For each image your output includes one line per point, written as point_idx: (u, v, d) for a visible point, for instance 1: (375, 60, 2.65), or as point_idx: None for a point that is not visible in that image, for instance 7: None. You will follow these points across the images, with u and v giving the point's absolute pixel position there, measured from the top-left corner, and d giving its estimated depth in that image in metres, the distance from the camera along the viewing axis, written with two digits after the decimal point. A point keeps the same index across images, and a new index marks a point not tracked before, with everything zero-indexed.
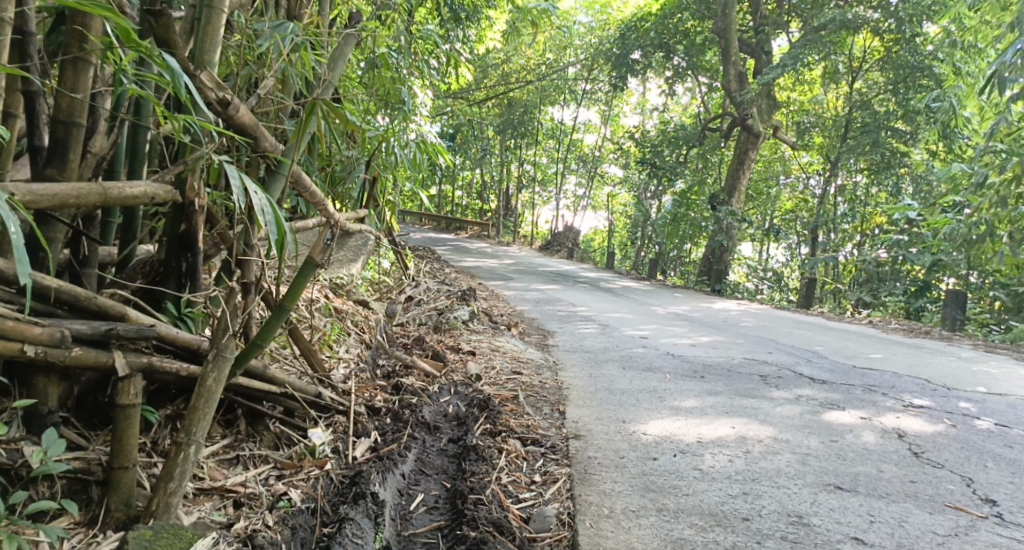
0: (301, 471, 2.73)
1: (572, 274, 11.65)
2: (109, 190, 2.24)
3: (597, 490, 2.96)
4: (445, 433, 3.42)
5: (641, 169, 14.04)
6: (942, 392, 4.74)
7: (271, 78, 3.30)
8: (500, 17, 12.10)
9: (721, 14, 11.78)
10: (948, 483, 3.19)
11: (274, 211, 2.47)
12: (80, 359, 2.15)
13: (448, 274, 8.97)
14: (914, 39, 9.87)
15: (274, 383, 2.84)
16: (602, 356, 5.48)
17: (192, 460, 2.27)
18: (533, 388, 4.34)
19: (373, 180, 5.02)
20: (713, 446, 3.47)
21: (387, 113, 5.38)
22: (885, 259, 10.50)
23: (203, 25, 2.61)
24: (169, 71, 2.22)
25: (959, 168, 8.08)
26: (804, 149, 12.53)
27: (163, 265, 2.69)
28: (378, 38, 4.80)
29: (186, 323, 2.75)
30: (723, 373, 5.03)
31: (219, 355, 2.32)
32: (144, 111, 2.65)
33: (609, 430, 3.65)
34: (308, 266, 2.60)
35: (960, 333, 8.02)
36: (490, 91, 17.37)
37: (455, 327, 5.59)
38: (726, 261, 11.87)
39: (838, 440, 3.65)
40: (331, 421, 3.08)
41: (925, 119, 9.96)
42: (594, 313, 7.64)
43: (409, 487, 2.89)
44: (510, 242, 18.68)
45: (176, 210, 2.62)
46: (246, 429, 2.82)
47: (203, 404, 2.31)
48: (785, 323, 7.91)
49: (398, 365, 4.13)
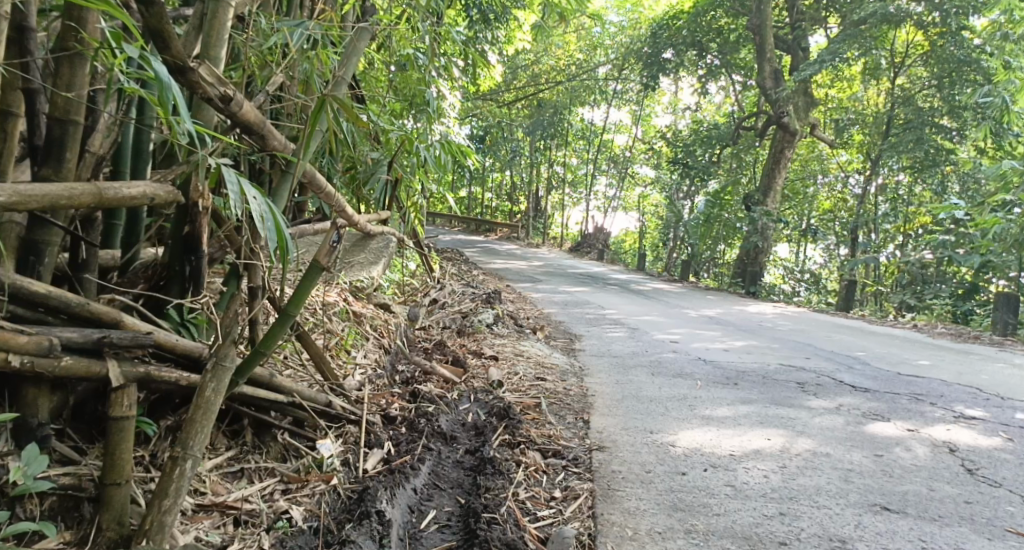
0: (307, 486, 2.60)
1: (601, 276, 11.47)
2: (104, 190, 2.13)
3: (621, 509, 2.81)
4: (462, 443, 3.28)
5: (674, 169, 13.82)
6: (995, 402, 4.51)
7: (282, 74, 3.12)
8: (529, 17, 11.94)
9: (755, 10, 11.48)
10: (1006, 504, 2.99)
11: (274, 217, 2.36)
12: (70, 369, 2.04)
13: (476, 276, 8.85)
14: (961, 33, 9.59)
15: (281, 392, 2.72)
16: (631, 361, 5.30)
17: (189, 475, 2.14)
18: (557, 395, 4.19)
19: (396, 182, 4.91)
20: (748, 461, 3.29)
21: (416, 115, 5.27)
22: (930, 260, 10.21)
23: (208, 20, 2.51)
24: (158, 80, 2.12)
25: (1010, 166, 7.75)
26: (843, 147, 12.20)
27: (167, 268, 2.58)
28: (402, 38, 4.67)
29: (189, 329, 2.64)
30: (757, 380, 4.82)
31: (218, 364, 2.21)
32: (148, 110, 2.56)
33: (636, 441, 3.49)
34: (313, 271, 2.48)
35: (1011, 337, 7.72)
36: (521, 92, 17.20)
37: (479, 330, 5.46)
38: (761, 263, 11.62)
39: (884, 455, 3.44)
40: (342, 431, 2.95)
41: (973, 115, 9.60)
42: (624, 316, 7.46)
43: (421, 503, 2.76)
44: (540, 243, 18.53)
45: (180, 211, 2.51)
46: (253, 440, 2.70)
47: (202, 416, 2.19)
48: (824, 327, 7.66)
49: (417, 371, 3.98)
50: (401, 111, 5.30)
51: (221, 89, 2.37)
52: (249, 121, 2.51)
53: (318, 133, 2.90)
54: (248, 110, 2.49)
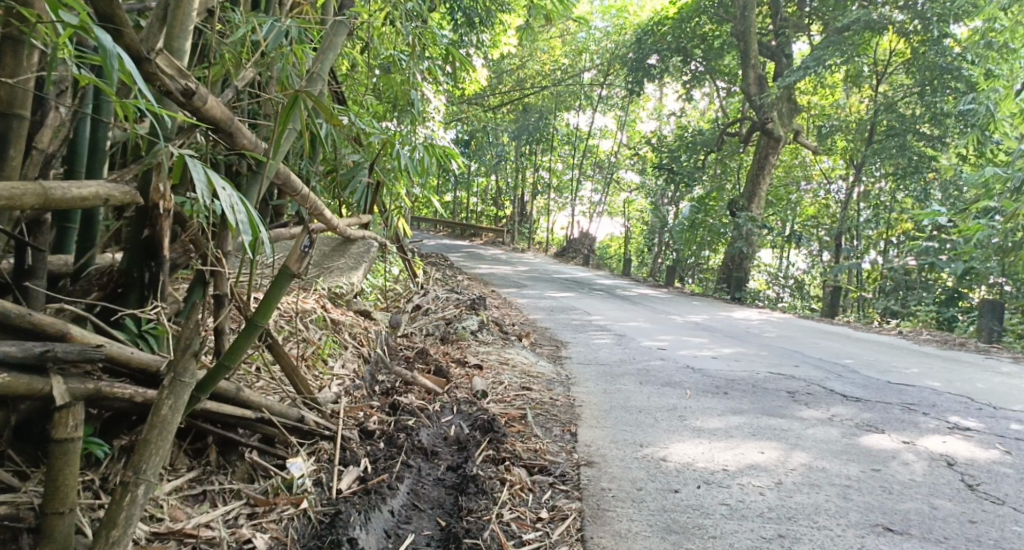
0: (275, 510, 2.43)
1: (587, 282, 11.30)
2: (50, 190, 1.94)
3: (612, 531, 2.66)
4: (444, 459, 3.11)
5: (659, 175, 13.66)
6: (988, 412, 4.39)
7: (252, 71, 2.92)
8: (513, 21, 11.75)
9: (740, 17, 11.37)
10: (1012, 524, 2.85)
11: (247, 210, 2.19)
12: (9, 387, 1.85)
13: (460, 282, 8.67)
14: (943, 40, 9.53)
15: (249, 407, 2.55)
16: (618, 369, 5.14)
17: (141, 502, 1.97)
18: (544, 406, 4.03)
19: (377, 185, 4.68)
20: (743, 477, 3.14)
21: (398, 117, 5.08)
22: (913, 266, 10.12)
23: (171, 10, 2.26)
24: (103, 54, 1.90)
25: (993, 174, 7.68)
26: (826, 153, 12.11)
27: (123, 275, 2.39)
28: (384, 39, 4.47)
29: (148, 341, 2.47)
30: (748, 389, 4.68)
31: (175, 381, 2.05)
32: (105, 107, 2.36)
33: (626, 456, 3.33)
34: (283, 277, 2.32)
35: (997, 344, 7.64)
36: (506, 97, 17.05)
37: (463, 337, 5.28)
38: (746, 268, 11.47)
39: (881, 470, 3.30)
40: (316, 448, 2.77)
41: (956, 123, 9.56)
42: (610, 322, 7.31)
43: (398, 526, 2.59)
44: (526, 249, 18.37)
45: (139, 214, 2.33)
46: (217, 460, 2.52)
47: (156, 437, 2.02)
48: (811, 333, 7.53)
49: (398, 382, 3.80)
50: (384, 113, 5.09)
51: (182, 82, 2.19)
52: (214, 116, 2.33)
53: (290, 132, 2.74)
54: (213, 105, 2.32)
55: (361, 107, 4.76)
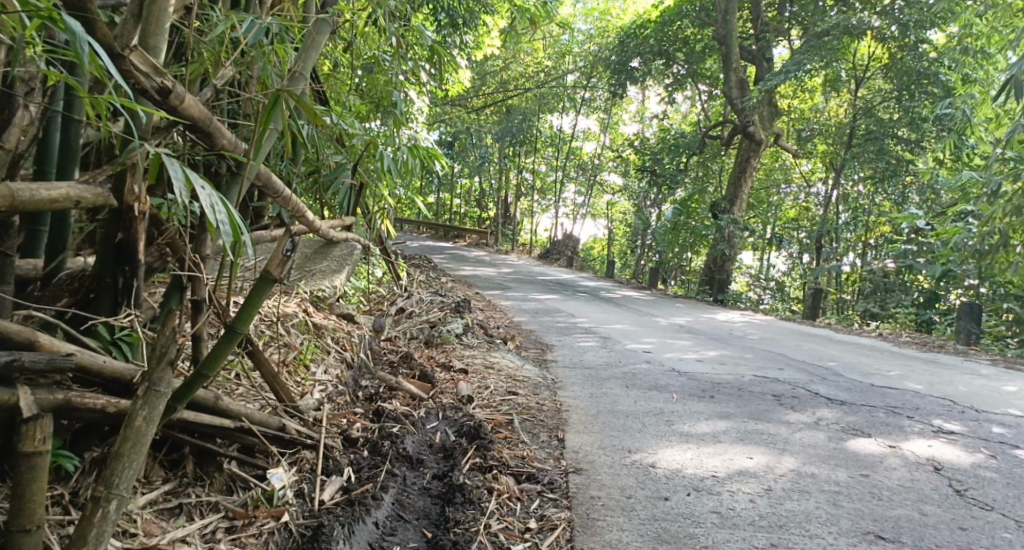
0: (254, 523, 2.35)
1: (571, 284, 11.25)
2: (18, 192, 1.84)
3: (602, 542, 2.60)
4: (430, 467, 3.03)
5: (641, 177, 13.64)
6: (972, 415, 4.37)
7: (231, 70, 2.82)
8: (496, 24, 11.68)
9: (721, 21, 11.32)
10: (1003, 530, 2.82)
11: (227, 209, 2.11)
12: None
13: (443, 283, 8.60)
14: (920, 45, 9.56)
15: (228, 416, 2.47)
16: (604, 372, 5.09)
17: (112, 518, 1.90)
18: (530, 411, 3.96)
19: (361, 187, 4.59)
20: (733, 483, 3.09)
21: (382, 118, 5.00)
22: (892, 268, 10.15)
23: (147, 5, 2.14)
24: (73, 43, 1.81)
25: (970, 178, 7.70)
26: (806, 157, 12.16)
27: (96, 280, 2.30)
28: (366, 38, 4.40)
29: (121, 348, 2.38)
30: (734, 392, 4.63)
31: (150, 391, 1.97)
32: (76, 106, 2.27)
33: (614, 462, 3.27)
34: (264, 281, 2.23)
35: (976, 346, 7.64)
36: (489, 99, 16.99)
37: (448, 340, 5.20)
38: (728, 270, 11.47)
39: (870, 476, 3.26)
40: (298, 457, 2.70)
41: (933, 127, 9.60)
42: (594, 325, 7.25)
43: (383, 539, 2.51)
44: (508, 250, 18.30)
45: (112, 216, 2.24)
46: (194, 471, 2.43)
47: (129, 449, 1.94)
48: (794, 335, 7.51)
49: (382, 387, 3.72)
50: (367, 114, 5.00)
51: (158, 80, 2.10)
52: (192, 115, 2.24)
53: (271, 132, 2.66)
54: (190, 104, 2.23)
55: (343, 107, 4.67)
